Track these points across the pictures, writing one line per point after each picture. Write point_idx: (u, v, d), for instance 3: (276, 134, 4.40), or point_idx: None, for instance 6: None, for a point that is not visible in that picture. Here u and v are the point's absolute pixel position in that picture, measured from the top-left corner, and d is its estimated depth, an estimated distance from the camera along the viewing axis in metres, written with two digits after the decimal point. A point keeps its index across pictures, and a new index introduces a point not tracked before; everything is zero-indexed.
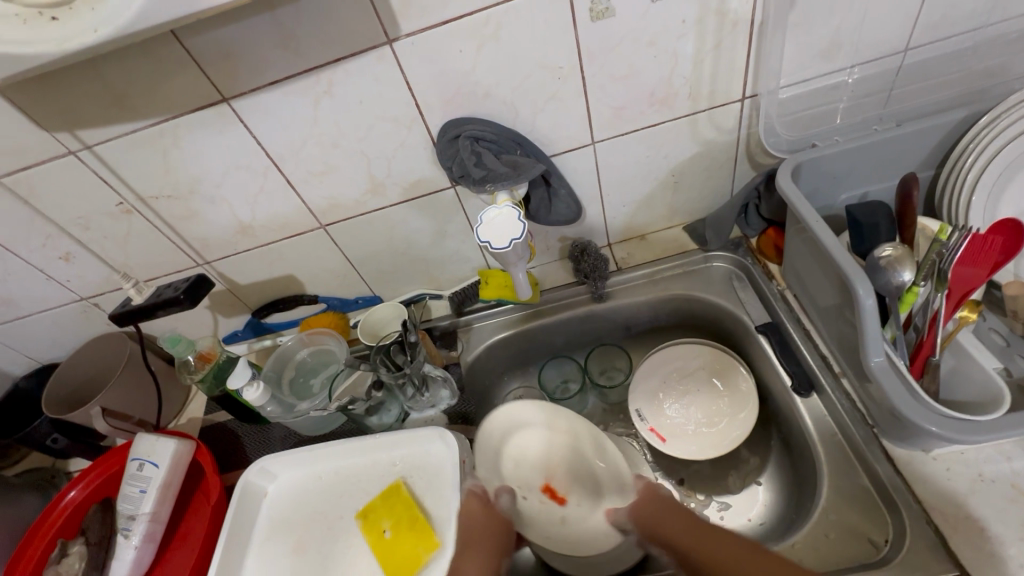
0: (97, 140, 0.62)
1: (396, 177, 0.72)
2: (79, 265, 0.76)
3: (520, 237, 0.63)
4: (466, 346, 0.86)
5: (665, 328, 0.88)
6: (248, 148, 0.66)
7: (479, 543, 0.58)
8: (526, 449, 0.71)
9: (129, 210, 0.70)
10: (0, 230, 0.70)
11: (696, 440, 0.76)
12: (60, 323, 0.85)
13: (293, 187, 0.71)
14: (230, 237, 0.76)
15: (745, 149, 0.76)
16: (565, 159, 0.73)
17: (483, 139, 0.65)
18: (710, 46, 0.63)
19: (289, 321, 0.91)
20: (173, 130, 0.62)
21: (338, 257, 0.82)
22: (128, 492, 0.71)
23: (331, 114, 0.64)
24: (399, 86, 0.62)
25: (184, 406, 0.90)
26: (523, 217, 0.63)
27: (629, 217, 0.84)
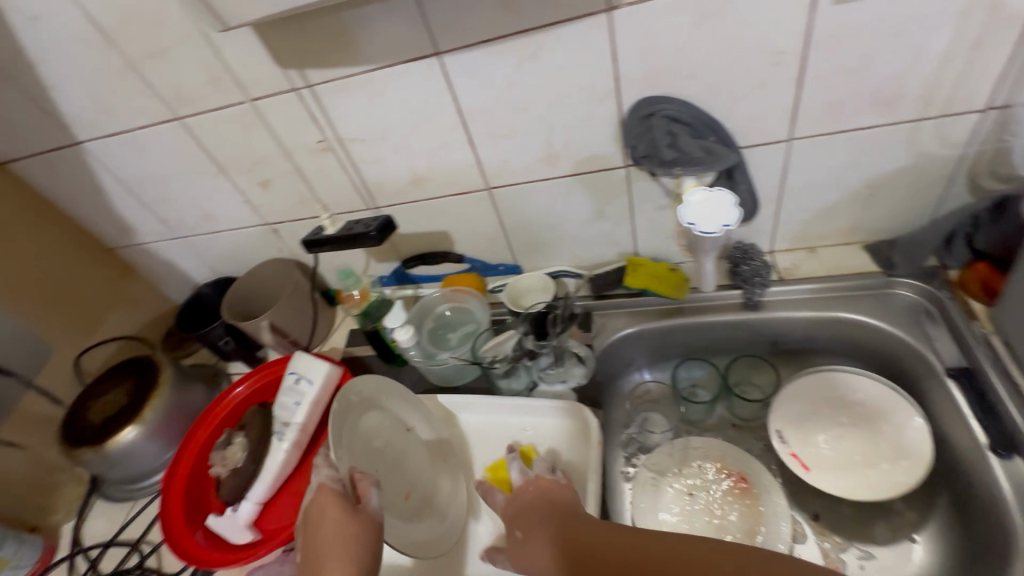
0: (317, 80, 0.68)
1: (573, 149, 0.72)
2: (272, 192, 0.85)
3: (731, 225, 0.62)
4: (601, 330, 0.84)
5: (820, 352, 0.80)
6: (444, 103, 0.68)
7: (342, 544, 0.51)
8: (383, 431, 0.68)
9: (326, 148, 0.77)
10: (221, 151, 0.79)
11: (845, 478, 0.69)
12: (243, 242, 0.96)
13: (472, 147, 0.73)
14: (404, 186, 0.80)
15: (969, 168, 0.67)
16: (754, 153, 0.68)
17: (680, 120, 0.63)
18: (966, 44, 0.55)
19: (432, 275, 0.95)
20: (384, 77, 0.66)
21: (494, 221, 0.84)
22: (284, 400, 0.78)
23: (530, 78, 0.64)
24: (604, 57, 0.61)
25: (328, 335, 0.98)
26: (737, 204, 0.62)
27: (803, 225, 0.78)
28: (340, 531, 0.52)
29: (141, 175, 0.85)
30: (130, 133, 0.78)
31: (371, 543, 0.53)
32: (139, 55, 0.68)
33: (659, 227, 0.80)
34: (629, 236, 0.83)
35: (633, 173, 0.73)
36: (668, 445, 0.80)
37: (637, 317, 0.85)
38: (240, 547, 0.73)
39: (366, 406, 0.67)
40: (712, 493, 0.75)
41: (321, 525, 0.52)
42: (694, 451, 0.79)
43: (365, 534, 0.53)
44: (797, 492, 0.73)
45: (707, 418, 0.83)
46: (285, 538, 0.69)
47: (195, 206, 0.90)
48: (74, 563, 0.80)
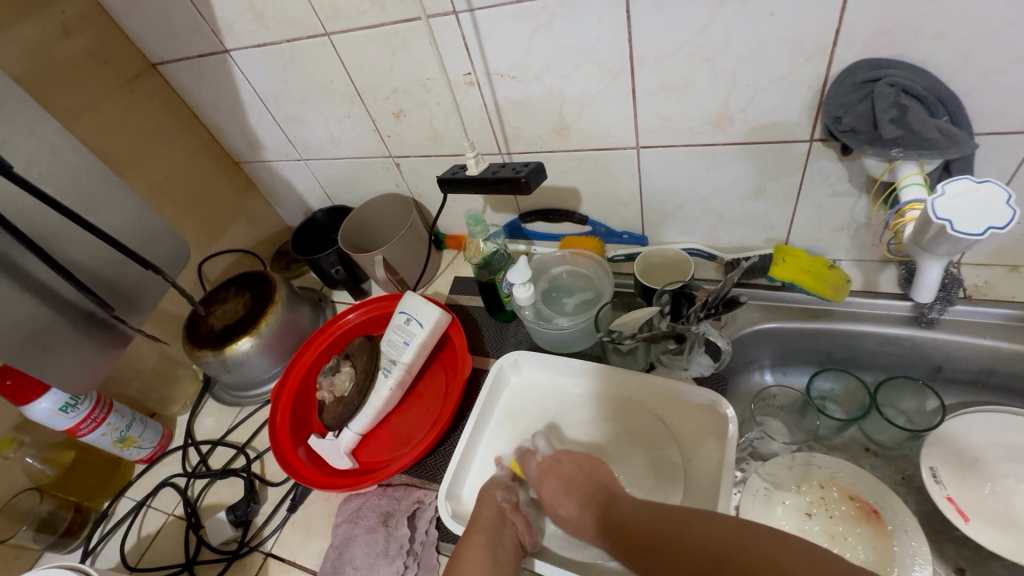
0: (481, 4, 0.62)
1: (752, 114, 0.62)
2: (404, 124, 0.81)
3: (1005, 228, 0.45)
4: (731, 320, 0.77)
5: (995, 388, 0.69)
6: (616, 43, 0.61)
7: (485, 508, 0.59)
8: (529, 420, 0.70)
9: (472, 83, 0.72)
10: (362, 75, 0.76)
11: (1009, 538, 0.59)
12: (364, 173, 0.94)
13: (633, 98, 0.66)
14: (544, 134, 0.74)
15: None
16: (986, 144, 0.56)
17: (911, 91, 0.52)
18: None
19: (548, 233, 0.90)
20: (556, 7, 0.59)
21: (632, 185, 0.77)
22: (393, 338, 0.78)
23: (727, 22, 0.55)
24: (830, 3, 0.51)
25: (433, 279, 0.96)
26: (1017, 201, 0.45)
27: (1014, 238, 0.65)
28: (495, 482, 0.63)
29: (279, 91, 0.85)
30: (278, 45, 0.77)
31: (501, 497, 0.61)
32: None
33: (827, 217, 0.70)
34: (785, 222, 0.73)
35: (816, 150, 0.63)
36: (788, 457, 0.73)
37: (776, 313, 0.76)
38: (337, 472, 0.74)
39: (512, 397, 0.73)
40: (835, 520, 0.68)
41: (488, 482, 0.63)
42: (817, 469, 0.71)
43: (498, 490, 0.62)
44: (939, 539, 0.64)
45: (835, 436, 0.75)
46: (384, 474, 0.69)
47: (324, 130, 0.89)
48: (187, 454, 0.86)
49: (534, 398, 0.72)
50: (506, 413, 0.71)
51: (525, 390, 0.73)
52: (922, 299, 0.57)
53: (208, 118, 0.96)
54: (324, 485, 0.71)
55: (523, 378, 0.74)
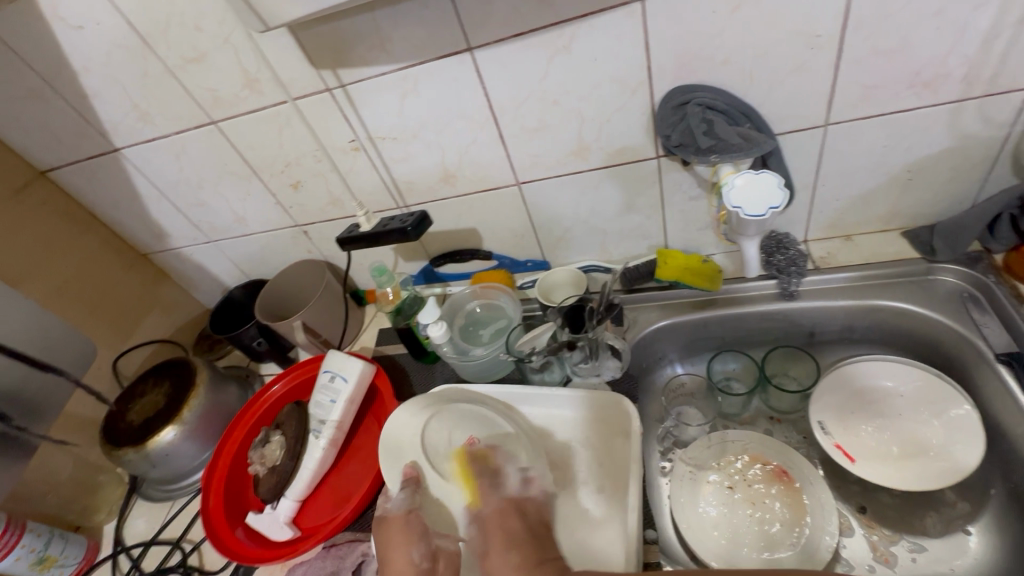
0: (350, 80, 0.69)
1: (604, 142, 0.72)
2: (303, 194, 0.86)
3: (779, 205, 0.60)
4: (633, 323, 0.84)
5: (857, 341, 0.79)
6: (475, 98, 0.69)
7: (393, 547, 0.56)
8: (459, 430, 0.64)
9: (358, 147, 0.77)
10: (256, 155, 0.81)
11: (889, 470, 0.67)
12: (274, 244, 0.97)
13: (502, 142, 0.74)
14: (433, 184, 0.81)
15: (1011, 150, 0.65)
16: (788, 140, 0.68)
17: (714, 108, 0.62)
18: (1013, 18, 0.54)
19: (460, 273, 0.96)
20: (416, 75, 0.67)
21: (523, 217, 0.85)
22: (321, 399, 0.79)
23: (561, 71, 0.65)
24: (637, 46, 0.61)
25: (359, 334, 0.99)
26: (784, 184, 0.60)
27: (839, 214, 0.76)
28: (398, 532, 0.57)
29: (176, 180, 0.87)
30: (167, 138, 0.80)
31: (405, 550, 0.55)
32: (177, 60, 0.70)
33: (691, 219, 0.80)
34: (660, 229, 0.82)
35: (664, 164, 0.73)
36: (705, 438, 0.79)
37: (669, 310, 0.84)
38: (281, 544, 0.74)
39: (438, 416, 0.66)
40: (757, 490, 0.73)
41: (389, 528, 0.58)
42: (732, 443, 0.78)
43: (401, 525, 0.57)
44: (841, 484, 0.71)
45: (743, 411, 0.82)
46: (324, 534, 0.69)
47: (227, 209, 0.91)
48: (117, 562, 0.81)
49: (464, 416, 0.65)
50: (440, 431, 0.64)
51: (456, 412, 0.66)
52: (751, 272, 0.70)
53: (107, 216, 0.96)
54: (267, 560, 0.70)
55: (418, 409, 0.66)
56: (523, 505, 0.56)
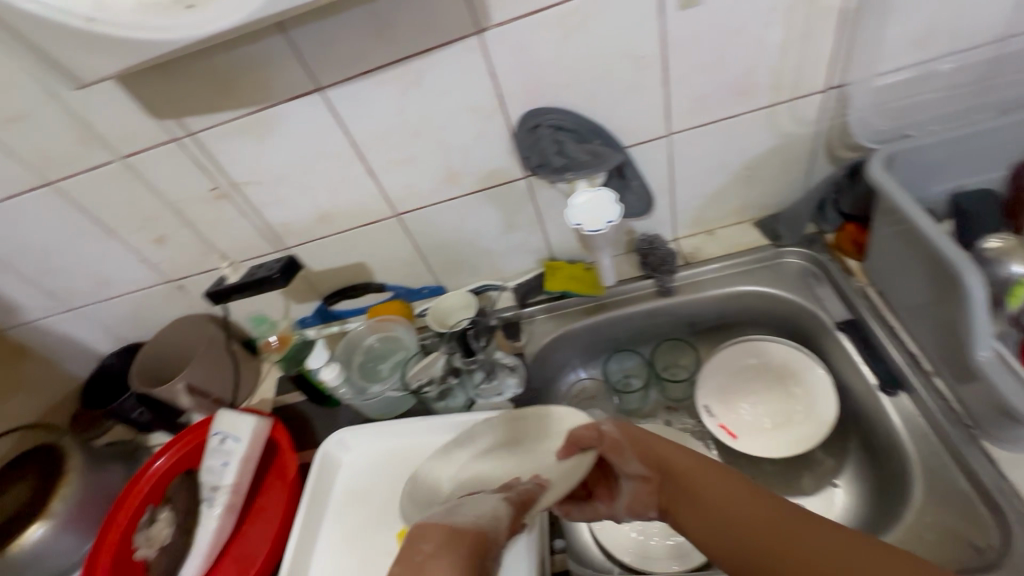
0: (198, 128, 0.66)
1: (472, 167, 0.73)
2: (170, 248, 0.81)
3: (614, 218, 0.66)
4: (530, 336, 0.86)
5: (731, 326, 0.86)
6: (335, 136, 0.68)
7: None
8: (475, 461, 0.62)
9: (221, 196, 0.74)
10: (107, 214, 0.75)
11: (766, 442, 0.73)
12: (147, 304, 0.90)
13: (372, 175, 0.73)
14: (310, 224, 0.79)
15: (824, 143, 0.74)
16: (639, 150, 0.73)
17: (564, 128, 0.67)
18: (798, 34, 0.62)
19: (356, 308, 0.94)
20: (268, 118, 0.66)
21: (409, 246, 0.84)
22: (211, 464, 0.74)
23: (415, 104, 0.66)
24: (483, 75, 0.63)
25: (256, 387, 0.93)
26: (618, 200, 0.66)
27: (698, 212, 0.83)
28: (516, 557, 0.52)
29: (16, 249, 0.79)
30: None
31: None
32: None
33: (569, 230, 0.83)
34: (543, 243, 0.85)
35: (533, 184, 0.76)
36: None
37: (562, 319, 0.87)
38: None
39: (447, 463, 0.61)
40: None
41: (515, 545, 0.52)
42: None
43: None
44: (731, 462, 0.76)
45: (643, 405, 0.86)
46: None
47: (85, 273, 0.83)
48: None
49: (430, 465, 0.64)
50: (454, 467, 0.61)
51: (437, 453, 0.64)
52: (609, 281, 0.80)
53: None
54: None
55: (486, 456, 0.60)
56: (588, 431, 0.57)
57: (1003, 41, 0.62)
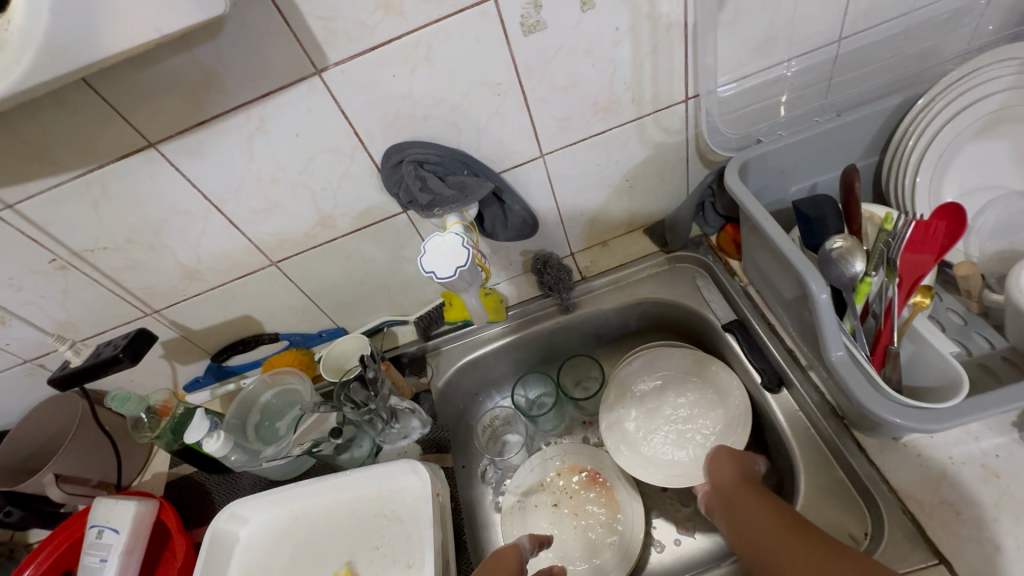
0: (18, 198, 0.59)
1: (345, 208, 0.70)
2: (17, 327, 0.72)
3: (465, 263, 0.61)
4: (436, 370, 0.84)
5: (635, 333, 0.87)
6: (184, 191, 0.63)
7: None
8: (418, 508, 0.65)
9: (64, 266, 0.67)
10: None
11: (675, 454, 0.73)
12: (4, 389, 0.80)
13: (236, 226, 0.68)
14: (177, 283, 0.73)
15: (694, 149, 0.75)
16: (515, 173, 0.71)
17: (427, 162, 0.64)
18: (648, 49, 0.63)
19: (251, 362, 0.88)
20: (100, 180, 0.60)
21: (295, 292, 0.80)
22: (87, 562, 0.67)
23: (266, 150, 0.62)
24: (334, 115, 0.60)
25: (148, 461, 0.85)
26: (466, 243, 0.61)
27: (588, 226, 0.82)
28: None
29: None
30: None
31: None
32: None
33: None
34: None
35: (414, 217, 0.73)
36: (527, 462, 0.81)
37: (468, 348, 0.85)
38: None
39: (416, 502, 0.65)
40: (579, 500, 0.77)
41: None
42: (552, 459, 0.81)
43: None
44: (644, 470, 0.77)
45: (560, 423, 0.85)
46: None
47: None
48: None
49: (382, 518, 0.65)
50: (409, 498, 0.66)
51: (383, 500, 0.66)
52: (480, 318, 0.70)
53: None
54: None
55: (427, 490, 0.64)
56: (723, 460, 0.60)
57: (835, 44, 0.66)
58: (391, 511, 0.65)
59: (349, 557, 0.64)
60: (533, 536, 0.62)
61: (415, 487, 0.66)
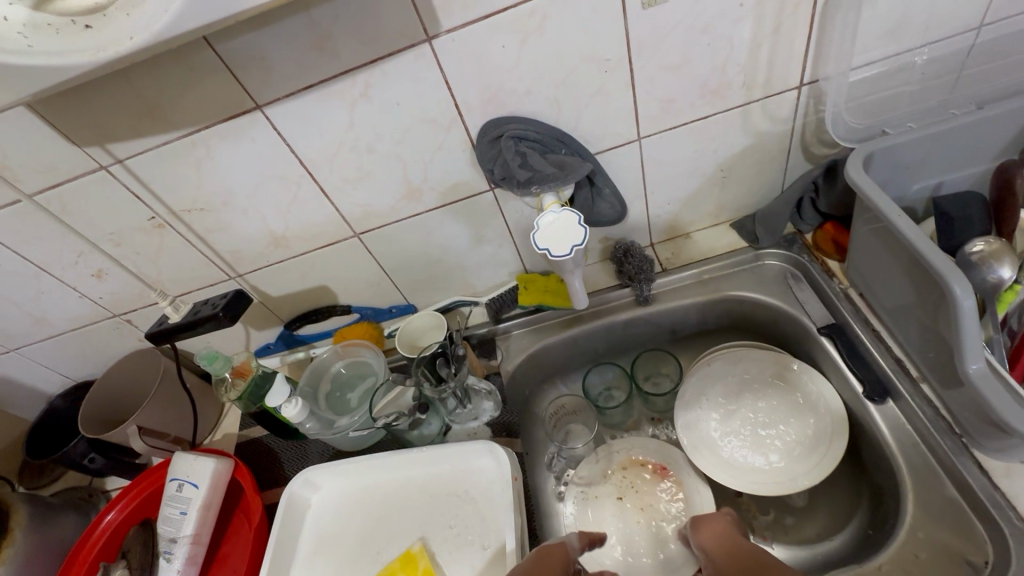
0: (128, 154, 0.60)
1: (434, 182, 0.69)
2: (112, 281, 0.75)
3: (582, 243, 0.59)
4: (506, 354, 0.82)
5: (711, 331, 0.84)
6: (281, 156, 0.63)
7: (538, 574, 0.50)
8: (493, 491, 0.64)
9: (161, 224, 0.68)
10: (34, 249, 0.69)
11: (758, 460, 0.70)
12: (93, 340, 0.83)
13: (326, 195, 0.68)
14: (263, 249, 0.74)
15: (799, 141, 0.71)
16: (609, 156, 0.69)
17: (527, 138, 0.63)
18: (769, 29, 0.59)
19: (322, 332, 0.89)
20: (204, 140, 0.60)
21: (372, 265, 0.79)
22: (168, 513, 0.69)
23: (366, 119, 0.61)
24: (437, 86, 0.59)
25: (219, 421, 0.87)
26: (585, 222, 0.60)
27: (674, 216, 0.79)
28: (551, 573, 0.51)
29: None
30: None
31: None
32: None
33: None
34: (515, 255, 0.81)
35: (500, 195, 0.72)
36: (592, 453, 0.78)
37: (540, 332, 0.83)
38: None
39: (492, 484, 0.64)
40: (645, 494, 0.73)
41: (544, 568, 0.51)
42: (618, 452, 0.78)
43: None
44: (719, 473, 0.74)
45: (626, 418, 0.83)
46: None
47: (18, 313, 0.76)
48: None
49: (456, 497, 0.65)
50: (484, 480, 0.65)
51: (457, 480, 0.66)
52: (580, 303, 0.71)
53: None
54: None
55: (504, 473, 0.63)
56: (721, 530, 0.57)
57: (976, 31, 0.60)
58: (465, 492, 0.65)
59: (422, 534, 0.63)
60: (583, 534, 0.61)
61: (490, 468, 0.65)
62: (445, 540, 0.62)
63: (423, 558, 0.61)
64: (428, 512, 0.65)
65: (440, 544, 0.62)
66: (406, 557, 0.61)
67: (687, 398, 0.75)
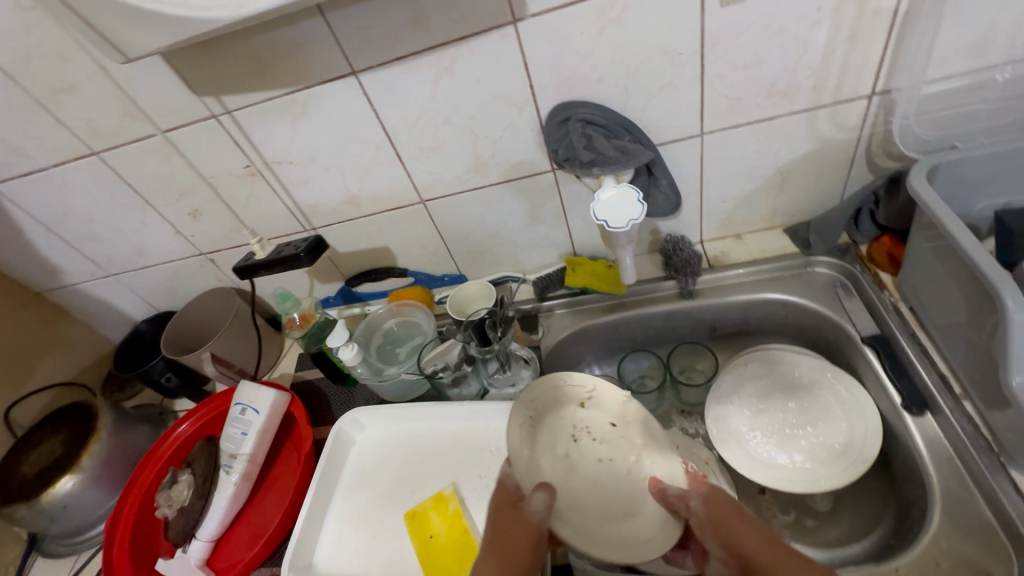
0: (236, 105, 0.68)
1: (500, 157, 0.73)
2: (204, 221, 0.83)
3: (639, 217, 0.63)
4: (547, 331, 0.86)
5: (752, 332, 0.85)
6: (367, 119, 0.69)
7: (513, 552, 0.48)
8: None
9: (254, 173, 0.76)
10: (145, 184, 0.78)
11: (782, 457, 0.71)
12: (179, 274, 0.93)
13: (400, 160, 0.74)
14: (338, 206, 0.81)
15: (864, 151, 0.71)
16: (670, 148, 0.71)
17: (593, 122, 0.66)
18: (845, 35, 0.60)
19: (378, 291, 0.95)
20: (302, 99, 0.67)
21: (432, 232, 0.85)
22: (231, 432, 0.76)
23: (447, 92, 0.66)
24: (517, 66, 0.63)
25: (278, 361, 0.96)
26: (641, 198, 0.63)
27: (727, 215, 0.81)
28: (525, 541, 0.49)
29: (60, 214, 0.82)
30: (46, 171, 0.75)
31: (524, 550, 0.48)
32: (46, 92, 0.67)
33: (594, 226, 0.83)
34: (567, 237, 0.85)
35: (560, 177, 0.76)
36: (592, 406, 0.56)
37: (581, 314, 0.87)
38: None
39: None
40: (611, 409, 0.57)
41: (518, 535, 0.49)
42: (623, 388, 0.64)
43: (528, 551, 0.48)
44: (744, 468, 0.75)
45: (658, 407, 0.85)
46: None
47: (123, 241, 0.86)
48: None
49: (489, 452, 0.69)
50: None
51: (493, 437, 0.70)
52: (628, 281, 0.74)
53: None
54: None
55: None
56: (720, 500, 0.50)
57: None
58: (497, 449, 0.69)
59: (453, 479, 0.68)
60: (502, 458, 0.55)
61: None
62: (475, 489, 0.66)
63: (456, 501, 0.65)
64: (462, 462, 0.69)
65: (470, 493, 0.66)
66: (439, 499, 0.66)
67: (721, 391, 0.77)
